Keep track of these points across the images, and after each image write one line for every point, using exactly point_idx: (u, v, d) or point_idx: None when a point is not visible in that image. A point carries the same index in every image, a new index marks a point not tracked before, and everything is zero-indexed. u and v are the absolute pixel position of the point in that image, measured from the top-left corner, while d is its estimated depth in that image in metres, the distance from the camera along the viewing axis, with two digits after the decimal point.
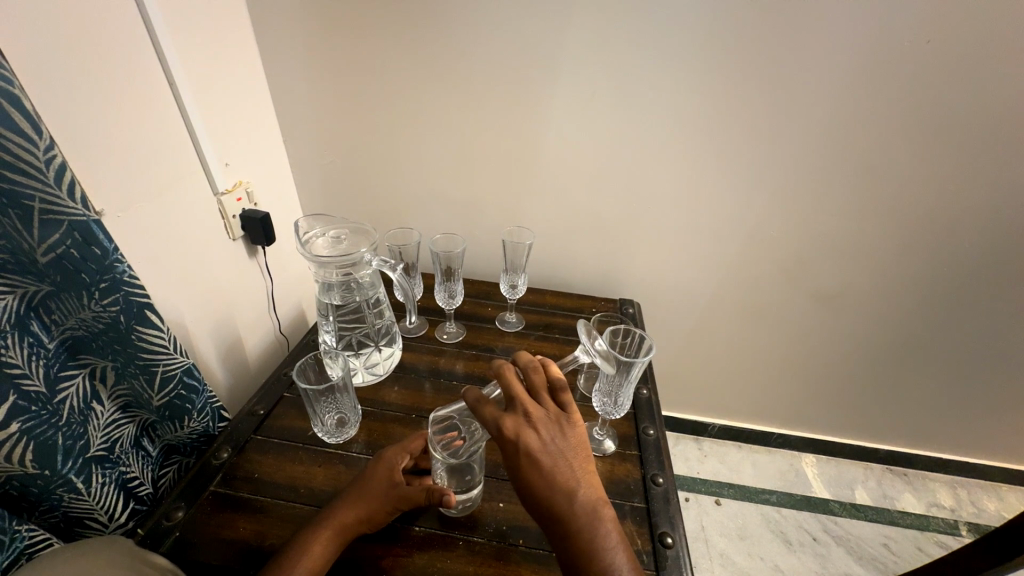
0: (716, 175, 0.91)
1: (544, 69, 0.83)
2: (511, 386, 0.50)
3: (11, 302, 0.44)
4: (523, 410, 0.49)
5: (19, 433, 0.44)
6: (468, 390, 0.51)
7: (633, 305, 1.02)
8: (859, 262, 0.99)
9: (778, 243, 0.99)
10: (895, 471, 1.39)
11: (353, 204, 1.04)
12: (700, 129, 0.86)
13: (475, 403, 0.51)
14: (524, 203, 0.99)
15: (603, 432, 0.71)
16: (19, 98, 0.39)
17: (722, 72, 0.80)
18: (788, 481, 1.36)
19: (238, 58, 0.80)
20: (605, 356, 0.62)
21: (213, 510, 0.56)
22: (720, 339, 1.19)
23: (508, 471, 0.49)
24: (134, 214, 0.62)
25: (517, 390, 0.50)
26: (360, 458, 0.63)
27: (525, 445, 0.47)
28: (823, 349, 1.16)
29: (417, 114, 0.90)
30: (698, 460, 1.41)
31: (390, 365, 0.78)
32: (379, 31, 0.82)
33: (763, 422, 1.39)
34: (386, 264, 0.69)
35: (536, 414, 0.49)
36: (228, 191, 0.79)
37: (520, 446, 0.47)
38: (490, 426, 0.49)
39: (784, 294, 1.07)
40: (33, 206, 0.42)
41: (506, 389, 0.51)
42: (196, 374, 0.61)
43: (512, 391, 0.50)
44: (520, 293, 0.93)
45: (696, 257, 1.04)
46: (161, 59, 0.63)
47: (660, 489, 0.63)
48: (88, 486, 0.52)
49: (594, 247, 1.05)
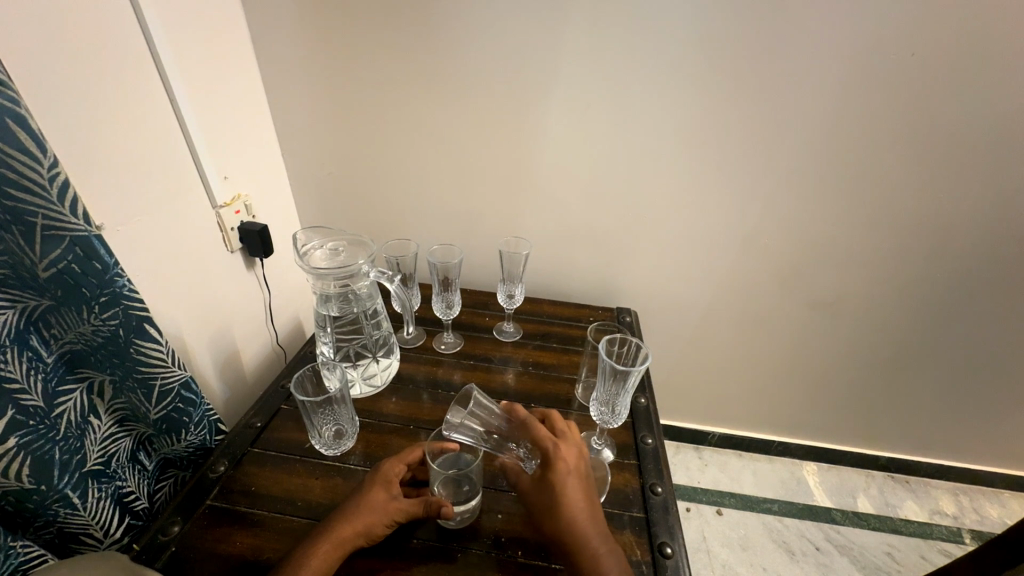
0: (708, 184, 0.93)
1: (539, 82, 0.85)
2: (558, 422, 0.59)
3: (10, 317, 0.45)
4: (568, 438, 0.57)
5: (16, 448, 0.45)
6: (518, 409, 0.58)
7: (630, 313, 1.03)
8: (854, 268, 1.00)
9: (772, 251, 1.00)
10: (896, 479, 1.39)
11: (351, 216, 1.05)
12: (692, 140, 0.88)
13: (527, 422, 0.57)
14: (521, 214, 1.01)
15: (601, 441, 0.71)
16: (26, 118, 0.40)
17: (712, 84, 0.82)
18: (789, 490, 1.35)
19: (237, 74, 0.82)
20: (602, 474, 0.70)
21: (210, 524, 0.56)
22: (718, 346, 1.20)
23: (547, 489, 0.53)
24: (132, 228, 0.63)
25: (563, 425, 0.59)
26: (358, 470, 0.63)
27: (569, 464, 0.54)
28: (821, 355, 1.17)
29: (414, 126, 0.92)
30: (699, 469, 1.41)
31: (387, 376, 0.78)
32: (377, 46, 0.84)
33: (763, 430, 1.38)
34: (384, 275, 0.70)
35: (581, 446, 0.57)
36: (227, 203, 0.80)
37: (566, 462, 0.53)
38: (547, 441, 0.55)
39: (780, 301, 1.08)
40: (36, 222, 0.43)
41: (553, 424, 0.59)
42: (195, 386, 0.61)
43: (559, 425, 0.58)
44: (517, 303, 0.93)
45: (692, 265, 1.05)
46: (162, 76, 0.65)
47: (660, 498, 0.63)
48: (84, 501, 0.52)
49: (590, 256, 1.05)
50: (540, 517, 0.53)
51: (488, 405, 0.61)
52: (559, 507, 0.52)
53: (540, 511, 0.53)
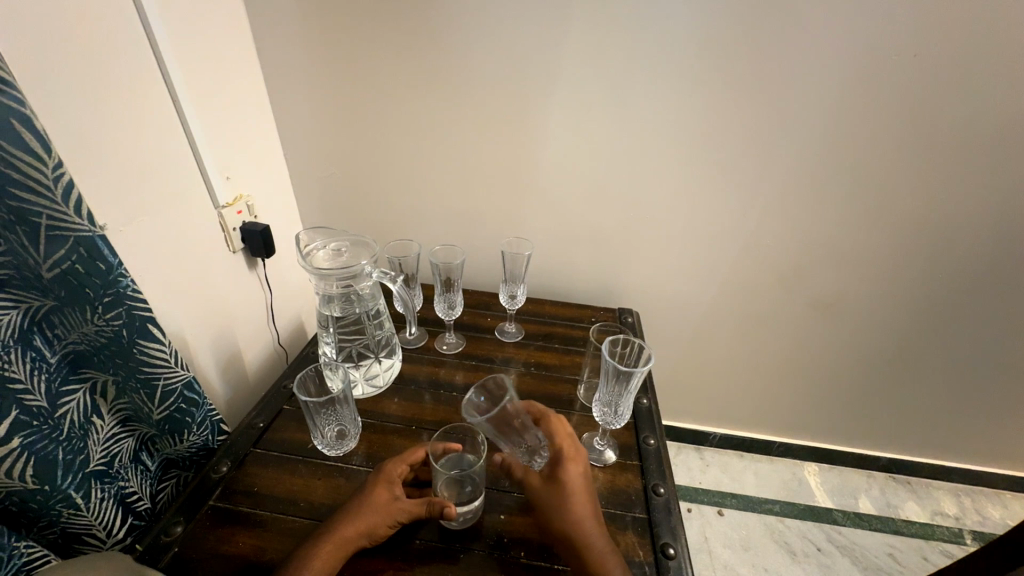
0: (710, 184, 0.93)
1: (541, 83, 0.85)
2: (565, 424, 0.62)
3: (14, 317, 0.45)
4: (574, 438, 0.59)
5: (19, 448, 0.45)
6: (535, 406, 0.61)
7: (632, 314, 1.03)
8: (856, 269, 1.00)
9: (774, 252, 1.00)
10: (898, 480, 1.38)
11: (352, 216, 1.05)
12: (694, 141, 0.88)
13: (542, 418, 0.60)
14: (523, 214, 1.00)
15: (603, 442, 0.71)
16: (32, 119, 0.40)
17: (715, 85, 0.82)
18: (791, 490, 1.35)
19: (239, 74, 0.82)
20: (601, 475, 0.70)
21: (213, 524, 0.56)
22: (719, 347, 1.19)
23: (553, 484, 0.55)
24: (135, 228, 0.63)
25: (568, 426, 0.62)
26: (360, 471, 0.63)
27: (575, 460, 0.56)
28: (822, 356, 1.17)
29: (416, 126, 0.92)
30: (700, 469, 1.40)
31: (390, 376, 0.78)
32: (379, 46, 0.84)
33: (764, 431, 1.38)
34: (387, 276, 0.70)
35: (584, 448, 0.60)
36: (229, 204, 0.80)
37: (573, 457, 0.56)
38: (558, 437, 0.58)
39: (781, 302, 1.08)
40: (40, 223, 0.43)
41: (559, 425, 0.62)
42: (197, 387, 0.61)
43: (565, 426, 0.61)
44: (519, 304, 0.93)
45: (694, 266, 1.05)
46: (165, 76, 0.65)
47: (662, 499, 0.63)
48: (87, 501, 0.52)
49: (592, 257, 1.05)
50: (543, 512, 0.54)
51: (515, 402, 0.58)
52: (564, 506, 0.53)
53: (543, 507, 0.55)
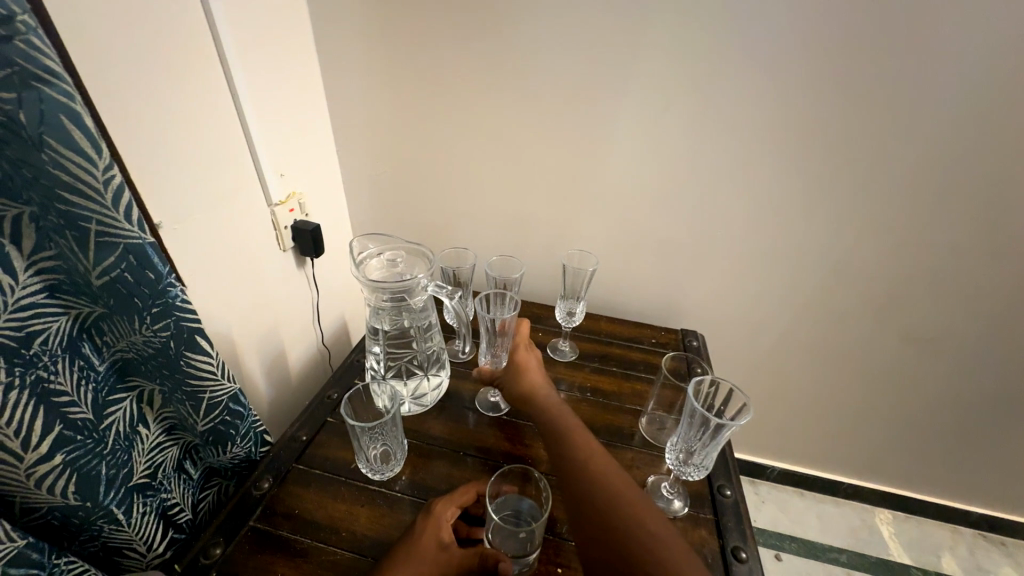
0: (800, 196, 0.81)
1: (615, 80, 0.76)
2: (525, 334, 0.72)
3: (63, 324, 0.42)
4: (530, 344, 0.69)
5: (62, 465, 0.42)
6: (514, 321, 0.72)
7: (698, 336, 0.92)
8: (973, 300, 0.86)
9: (871, 277, 0.87)
10: (991, 540, 1.21)
11: (401, 217, 1.00)
12: (788, 146, 0.77)
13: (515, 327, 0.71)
14: (582, 222, 0.92)
15: (671, 489, 0.62)
16: (81, 115, 0.36)
17: (821, 82, 0.71)
18: (860, 540, 1.22)
19: (297, 67, 0.78)
20: (685, 516, 0.60)
21: (252, 549, 0.52)
22: (790, 378, 1.07)
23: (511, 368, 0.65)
24: (189, 227, 0.61)
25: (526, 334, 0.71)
26: (404, 500, 0.58)
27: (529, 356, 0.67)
28: (916, 395, 1.02)
29: (476, 127, 0.86)
30: (755, 506, 1.28)
31: (438, 395, 0.73)
32: (441, 39, 0.78)
33: (832, 471, 1.24)
34: (444, 291, 0.65)
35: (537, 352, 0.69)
36: (281, 201, 0.77)
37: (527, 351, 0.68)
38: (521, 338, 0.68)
39: (872, 332, 0.94)
40: (89, 228, 0.39)
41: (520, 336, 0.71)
42: (243, 399, 0.58)
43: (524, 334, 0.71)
44: (576, 321, 0.86)
45: (772, 289, 0.93)
46: (226, 69, 0.63)
47: (745, 566, 0.54)
48: (128, 516, 0.49)
49: (655, 271, 0.96)
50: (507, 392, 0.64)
51: (507, 317, 0.68)
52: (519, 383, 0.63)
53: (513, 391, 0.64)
